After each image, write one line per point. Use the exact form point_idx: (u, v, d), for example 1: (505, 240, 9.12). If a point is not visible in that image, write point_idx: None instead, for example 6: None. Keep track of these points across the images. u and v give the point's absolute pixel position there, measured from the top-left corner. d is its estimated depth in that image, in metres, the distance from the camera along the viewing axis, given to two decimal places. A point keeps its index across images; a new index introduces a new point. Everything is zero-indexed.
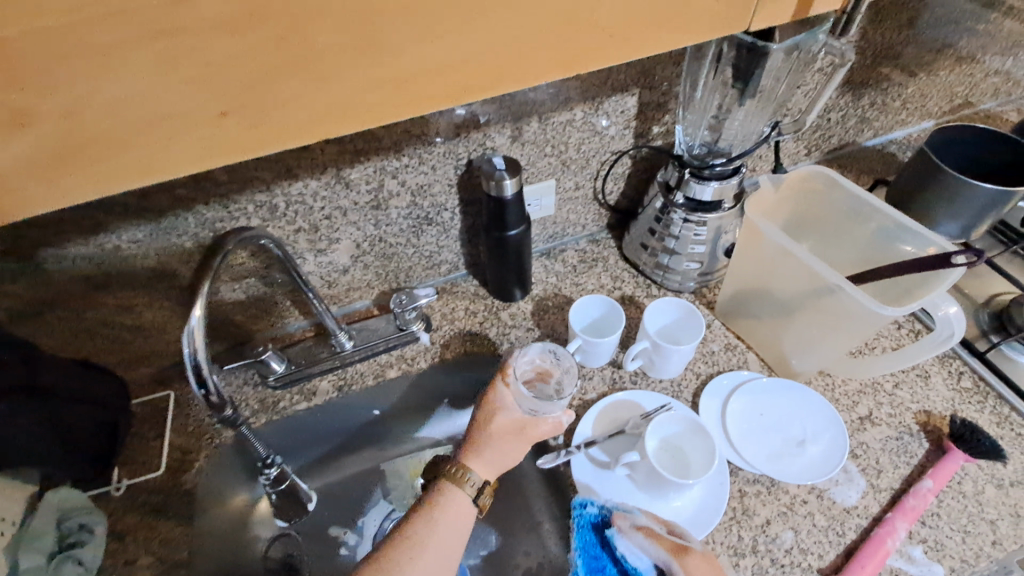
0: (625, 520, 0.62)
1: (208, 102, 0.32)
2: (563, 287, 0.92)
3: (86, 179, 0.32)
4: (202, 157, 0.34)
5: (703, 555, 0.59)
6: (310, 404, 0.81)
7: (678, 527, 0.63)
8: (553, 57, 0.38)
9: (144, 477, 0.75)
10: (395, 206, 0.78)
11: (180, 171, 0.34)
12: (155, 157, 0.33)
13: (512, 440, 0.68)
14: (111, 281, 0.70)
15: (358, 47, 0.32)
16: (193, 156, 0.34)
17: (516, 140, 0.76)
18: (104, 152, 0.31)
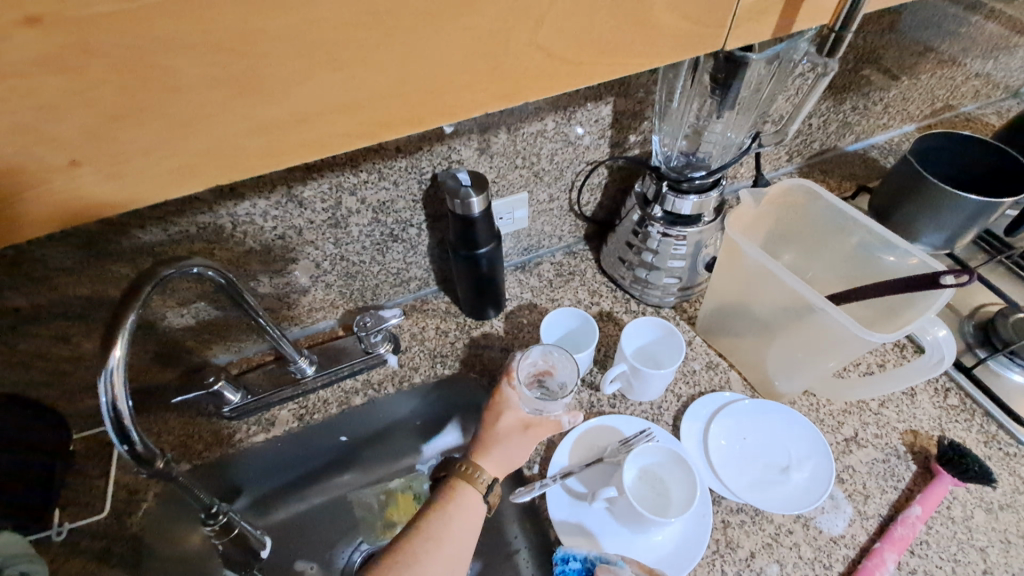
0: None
1: (52, 154, 0.27)
2: (539, 302, 0.88)
3: None
4: (57, 210, 0.30)
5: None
6: (269, 435, 0.76)
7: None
8: (481, 85, 0.35)
9: (86, 521, 0.69)
10: (355, 223, 0.73)
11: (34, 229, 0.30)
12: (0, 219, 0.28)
13: (518, 437, 0.65)
14: (41, 312, 0.64)
15: (235, 84, 0.29)
16: (45, 211, 0.29)
17: (484, 152, 0.72)
18: None
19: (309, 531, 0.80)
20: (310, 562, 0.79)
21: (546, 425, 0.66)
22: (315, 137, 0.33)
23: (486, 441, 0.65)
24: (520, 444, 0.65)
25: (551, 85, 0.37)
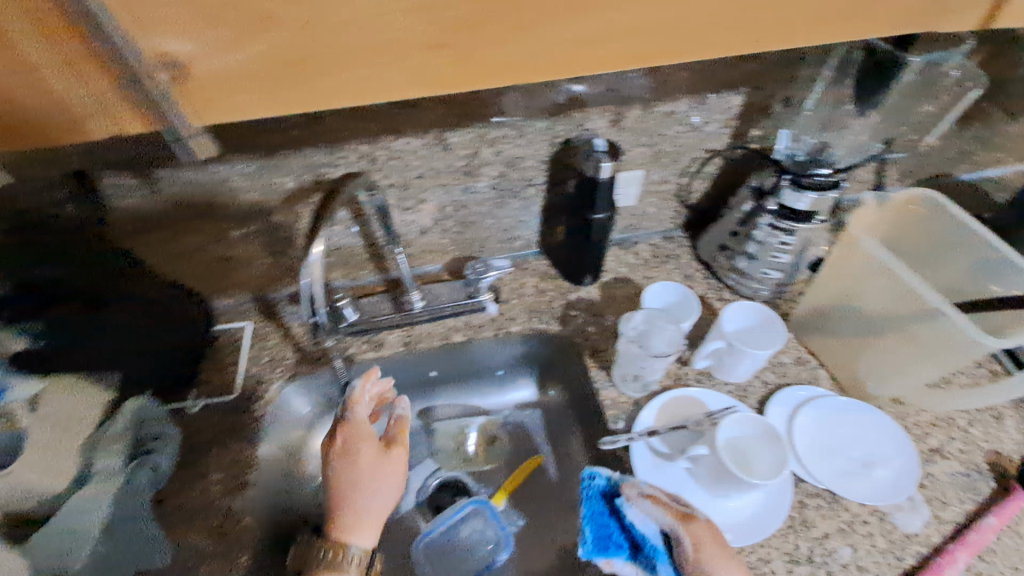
0: (635, 489, 0.65)
1: (428, 38, 0.47)
2: (634, 277, 0.92)
3: (328, 83, 0.48)
4: (401, 83, 0.50)
5: (708, 523, 0.62)
6: (378, 353, 0.84)
7: (682, 499, 0.66)
8: (672, 43, 0.54)
9: (219, 399, 0.78)
10: (486, 174, 0.79)
11: (385, 92, 0.51)
12: (366, 79, 0.49)
13: (366, 497, 0.67)
14: (213, 211, 0.73)
15: (545, 19, 0.48)
16: (395, 82, 0.50)
17: (617, 124, 0.76)
18: (344, 65, 0.47)
19: None
20: None
21: (389, 464, 0.70)
22: (550, 60, 0.52)
23: (349, 511, 0.66)
24: (371, 499, 0.67)
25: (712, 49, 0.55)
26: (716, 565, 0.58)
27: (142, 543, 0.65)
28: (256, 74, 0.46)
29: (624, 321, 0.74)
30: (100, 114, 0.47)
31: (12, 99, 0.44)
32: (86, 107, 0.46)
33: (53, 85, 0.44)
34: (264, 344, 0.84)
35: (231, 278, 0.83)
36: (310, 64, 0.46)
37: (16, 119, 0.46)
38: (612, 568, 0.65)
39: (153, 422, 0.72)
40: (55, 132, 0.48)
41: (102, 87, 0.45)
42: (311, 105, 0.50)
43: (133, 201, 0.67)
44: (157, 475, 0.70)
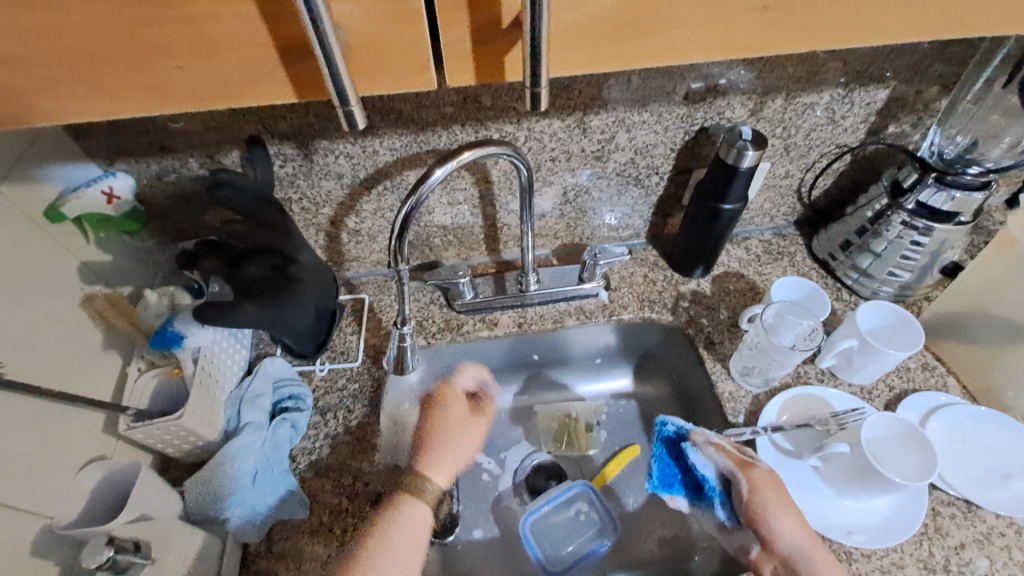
0: (701, 434, 0.66)
1: None
2: (746, 272, 0.90)
3: (622, 51, 0.39)
4: (708, 48, 0.40)
5: (769, 472, 0.62)
6: (492, 332, 0.86)
7: (750, 452, 0.66)
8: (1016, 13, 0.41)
9: (343, 365, 0.81)
10: (615, 159, 0.80)
11: (683, 59, 0.41)
12: (680, 39, 0.39)
13: (450, 450, 0.70)
14: (358, 182, 0.76)
15: None
16: (702, 47, 0.40)
17: (755, 114, 0.76)
18: (649, 28, 0.38)
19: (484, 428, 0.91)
20: (488, 459, 0.89)
21: (476, 423, 0.74)
22: (889, 26, 0.41)
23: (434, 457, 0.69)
24: (452, 452, 0.70)
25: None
26: (770, 509, 0.58)
27: (288, 496, 0.67)
28: (566, 36, 0.38)
29: (767, 309, 0.74)
30: (460, 66, 0.39)
31: (363, 43, 0.36)
32: (462, 59, 0.38)
33: (424, 34, 0.36)
34: (382, 315, 0.86)
35: (356, 249, 0.86)
36: (615, 29, 0.38)
37: (363, 75, 0.38)
38: (675, 504, 0.68)
39: (289, 382, 0.75)
40: (390, 82, 0.39)
41: (468, 33, 0.37)
42: (612, 65, 0.40)
43: (290, 169, 0.73)
44: (295, 433, 0.72)
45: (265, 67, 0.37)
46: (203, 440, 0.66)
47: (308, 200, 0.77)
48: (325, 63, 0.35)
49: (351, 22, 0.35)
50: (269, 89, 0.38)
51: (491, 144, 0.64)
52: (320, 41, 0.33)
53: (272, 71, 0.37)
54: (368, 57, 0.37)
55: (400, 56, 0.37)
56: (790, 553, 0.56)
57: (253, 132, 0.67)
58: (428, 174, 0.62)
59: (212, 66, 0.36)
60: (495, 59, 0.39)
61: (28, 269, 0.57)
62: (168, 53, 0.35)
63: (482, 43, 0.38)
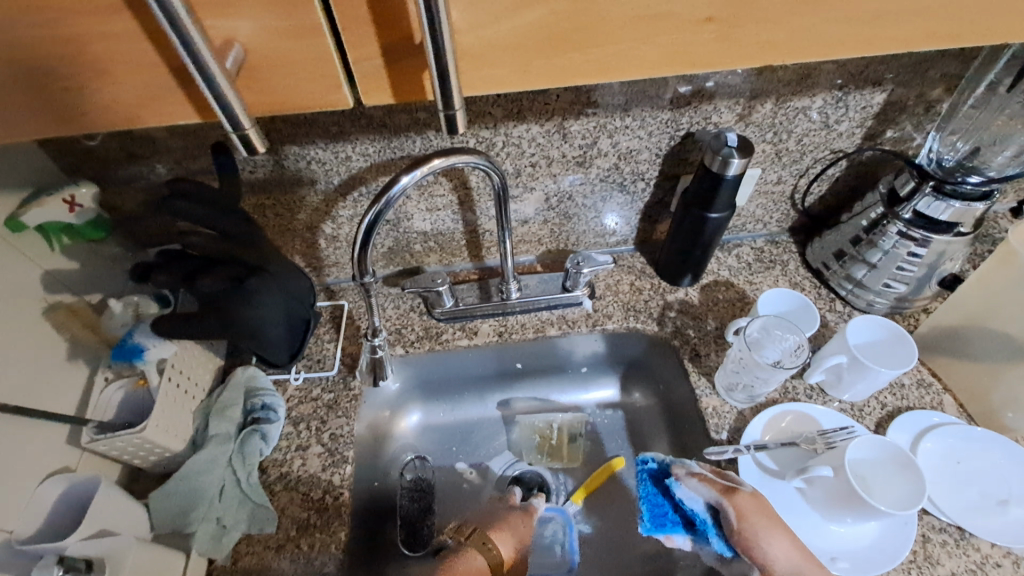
0: (681, 467, 0.65)
1: (702, 9, 0.39)
2: (736, 281, 0.87)
3: (561, 63, 0.41)
4: (648, 65, 0.42)
5: (753, 493, 0.60)
6: (471, 341, 0.84)
7: (733, 475, 0.64)
8: (933, 30, 0.42)
9: (319, 374, 0.79)
10: (598, 165, 0.77)
11: (624, 74, 0.43)
12: (616, 55, 0.41)
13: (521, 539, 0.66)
14: (332, 188, 0.75)
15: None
16: (641, 64, 0.42)
17: (744, 119, 0.73)
18: (585, 41, 0.40)
19: (465, 436, 0.88)
20: (470, 468, 0.86)
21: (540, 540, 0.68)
22: (805, 43, 0.42)
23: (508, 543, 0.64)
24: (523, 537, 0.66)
25: (954, 35, 0.43)
26: (762, 534, 0.57)
27: (256, 510, 0.67)
28: (509, 48, 0.40)
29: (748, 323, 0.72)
30: (376, 85, 0.42)
31: (261, 65, 0.40)
32: (379, 79, 0.42)
33: (330, 51, 0.39)
34: (360, 323, 0.85)
35: (334, 254, 0.84)
36: (555, 44, 0.40)
37: (264, 95, 0.42)
38: (673, 542, 0.64)
39: (261, 392, 0.74)
40: (302, 99, 0.42)
41: (379, 55, 0.40)
42: (546, 81, 0.43)
43: (261, 172, 0.71)
44: (266, 445, 0.71)
45: (161, 89, 0.40)
46: (169, 452, 0.65)
47: (281, 205, 0.76)
48: (205, 86, 0.37)
49: (251, 46, 0.38)
50: (166, 105, 0.41)
51: (456, 154, 0.62)
52: (201, 70, 0.36)
53: (168, 93, 0.40)
54: (262, 71, 0.40)
55: (309, 77, 0.41)
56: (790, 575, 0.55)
57: (220, 138, 0.66)
58: (394, 181, 0.60)
59: (109, 91, 0.39)
60: (407, 78, 0.42)
61: None
62: (60, 76, 0.38)
63: (394, 63, 0.41)
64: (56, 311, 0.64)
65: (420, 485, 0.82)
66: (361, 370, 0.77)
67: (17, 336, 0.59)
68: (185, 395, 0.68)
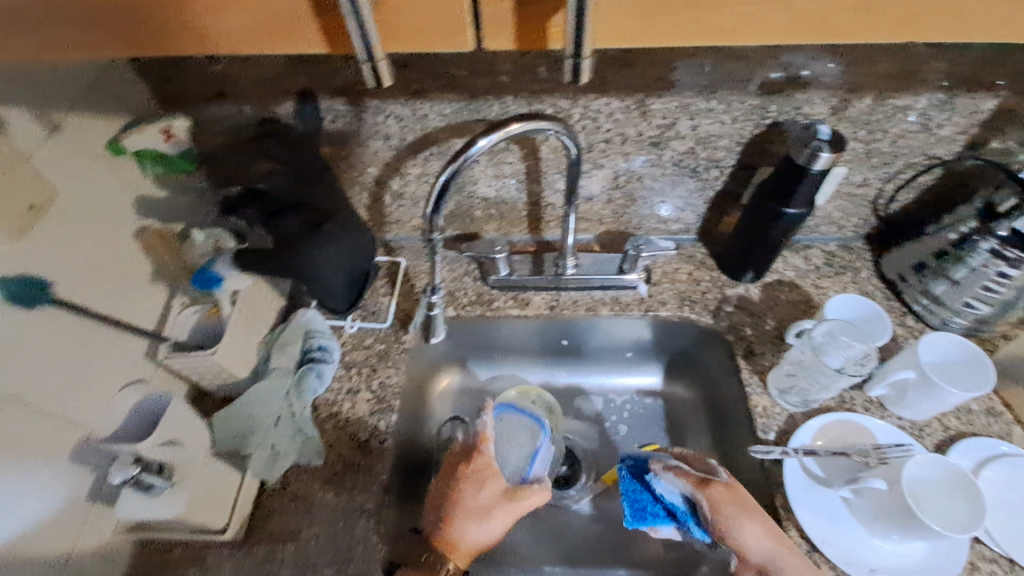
0: (659, 464, 0.65)
1: None
2: (802, 283, 0.84)
3: (692, 22, 0.41)
4: (783, 32, 0.41)
5: (726, 484, 0.62)
6: (522, 312, 0.85)
7: (709, 462, 0.65)
8: None
9: (372, 326, 0.82)
10: (673, 147, 0.75)
11: (755, 40, 0.42)
12: (749, 16, 0.40)
13: (483, 514, 0.63)
14: (406, 145, 0.76)
15: None
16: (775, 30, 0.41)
17: (836, 112, 0.70)
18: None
19: None
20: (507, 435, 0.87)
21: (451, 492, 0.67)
22: (958, 19, 0.40)
23: (460, 528, 0.62)
24: (490, 533, 0.62)
25: None
26: (734, 525, 0.59)
27: (305, 443, 0.70)
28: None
29: (812, 334, 0.70)
30: (500, 31, 0.43)
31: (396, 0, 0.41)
32: (504, 24, 0.42)
33: None
34: (415, 282, 0.87)
35: (397, 212, 0.86)
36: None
37: (393, 32, 0.42)
38: (659, 532, 0.66)
39: (320, 335, 0.78)
40: (429, 40, 0.43)
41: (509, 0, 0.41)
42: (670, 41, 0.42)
43: (338, 124, 0.73)
44: (320, 384, 0.74)
45: (291, 16, 0.41)
46: (232, 379, 0.69)
47: (353, 158, 0.77)
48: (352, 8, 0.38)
49: None
50: (297, 37, 0.43)
51: (536, 120, 0.61)
52: None
53: (299, 21, 0.42)
54: (396, 8, 0.41)
55: (436, 18, 0.41)
56: (762, 561, 0.58)
57: (307, 85, 0.68)
58: (472, 142, 0.60)
59: (243, 14, 0.41)
60: (538, 22, 0.42)
61: (83, 198, 0.59)
62: None
63: (522, 7, 0.41)
64: (145, 234, 0.68)
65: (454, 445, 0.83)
66: (413, 324, 0.82)
67: (111, 254, 0.63)
68: (251, 326, 0.72)
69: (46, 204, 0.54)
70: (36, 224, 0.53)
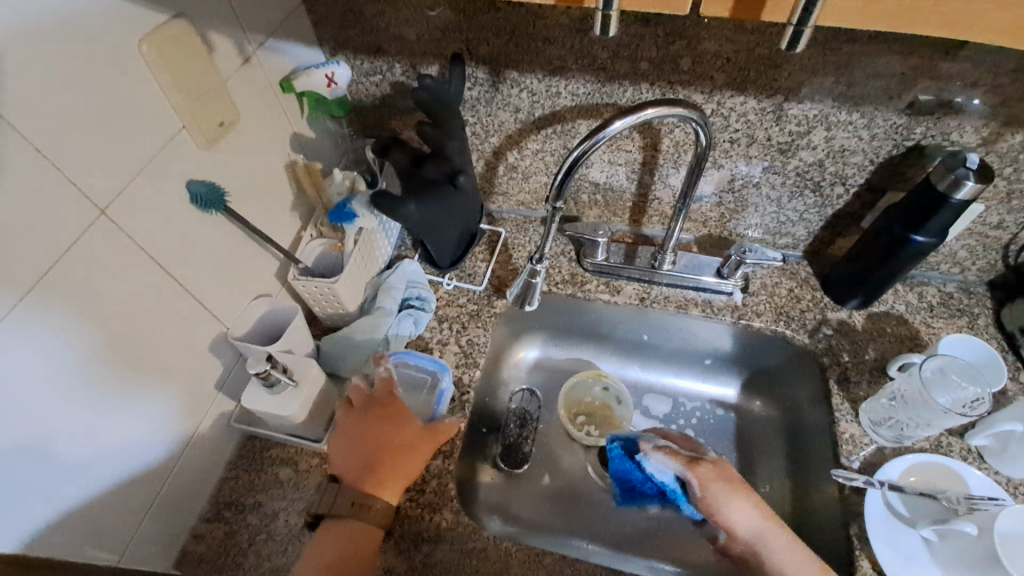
0: (646, 444, 0.65)
1: None
2: (911, 318, 0.80)
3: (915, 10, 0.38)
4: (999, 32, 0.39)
5: (713, 463, 0.63)
6: (612, 298, 0.86)
7: (697, 443, 0.68)
8: None
9: (468, 287, 0.86)
10: (800, 157, 0.74)
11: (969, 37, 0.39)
12: (969, 12, 0.38)
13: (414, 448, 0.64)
14: (533, 120, 0.79)
15: None
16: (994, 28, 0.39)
17: (989, 144, 0.67)
18: None
19: None
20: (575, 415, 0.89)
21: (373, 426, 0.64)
22: None
23: (391, 463, 0.62)
24: (419, 463, 0.64)
25: None
26: (722, 502, 0.61)
27: None
28: None
29: (924, 368, 0.66)
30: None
31: None
32: None
33: None
34: (512, 252, 0.91)
35: (508, 184, 0.90)
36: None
37: None
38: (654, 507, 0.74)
39: (420, 286, 0.83)
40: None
41: None
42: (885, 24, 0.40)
43: (475, 92, 0.77)
44: (414, 330, 0.80)
45: None
46: (344, 309, 0.76)
47: (480, 126, 0.82)
48: None
49: None
50: None
51: (673, 107, 0.62)
52: None
53: None
54: None
55: None
56: (752, 537, 0.61)
57: (457, 50, 0.73)
58: (608, 124, 0.62)
59: None
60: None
61: (257, 124, 0.68)
62: None
63: None
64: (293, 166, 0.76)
65: (523, 416, 0.89)
66: (512, 291, 0.81)
67: (266, 179, 0.71)
68: (366, 265, 0.78)
69: (233, 122, 0.63)
70: (223, 138, 0.62)
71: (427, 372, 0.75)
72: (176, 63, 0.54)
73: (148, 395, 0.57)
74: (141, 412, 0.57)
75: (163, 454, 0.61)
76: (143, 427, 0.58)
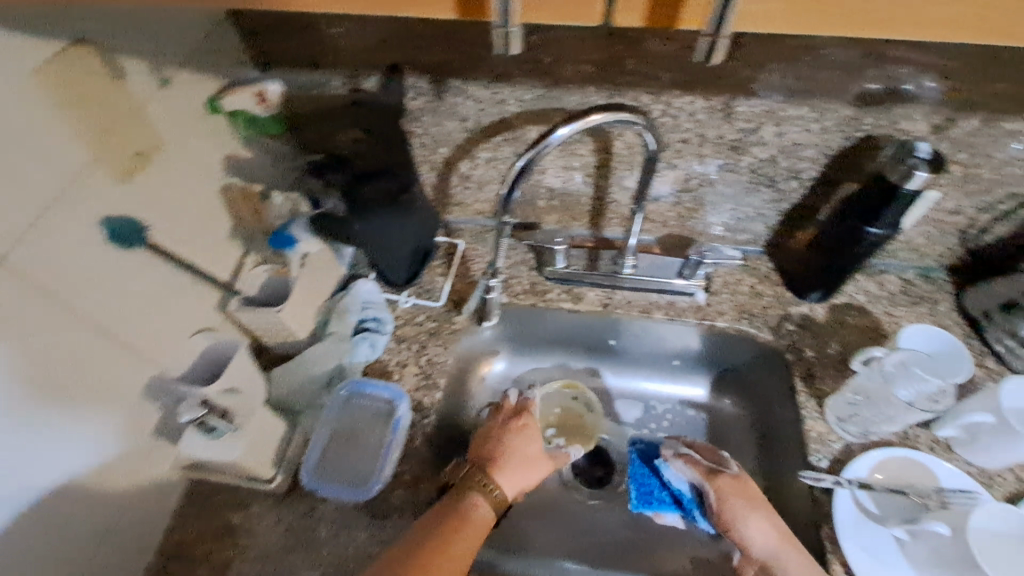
0: (669, 451, 0.73)
1: None
2: (873, 309, 0.80)
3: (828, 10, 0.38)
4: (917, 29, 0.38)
5: (734, 477, 0.66)
6: (575, 306, 0.84)
7: (721, 455, 0.70)
8: None
9: (426, 304, 0.83)
10: (753, 154, 0.73)
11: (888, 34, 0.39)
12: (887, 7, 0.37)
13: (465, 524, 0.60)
14: (481, 128, 0.76)
15: None
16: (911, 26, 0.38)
17: (938, 132, 0.66)
18: None
19: None
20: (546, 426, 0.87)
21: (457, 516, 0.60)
22: None
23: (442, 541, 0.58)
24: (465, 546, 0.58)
25: None
26: (739, 515, 0.63)
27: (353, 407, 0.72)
28: None
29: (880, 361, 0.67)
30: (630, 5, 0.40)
31: None
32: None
33: None
34: (471, 264, 0.88)
35: (462, 194, 0.87)
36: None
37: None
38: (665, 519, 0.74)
39: (376, 306, 0.79)
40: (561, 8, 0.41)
41: None
42: (803, 26, 0.39)
43: (418, 103, 0.74)
44: (370, 353, 0.76)
45: None
46: (293, 337, 0.72)
47: (427, 137, 0.79)
48: None
49: None
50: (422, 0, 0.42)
51: (618, 111, 0.60)
52: None
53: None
54: None
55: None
56: (766, 556, 0.60)
57: (395, 61, 0.69)
58: (553, 131, 0.60)
59: None
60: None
61: (182, 151, 0.64)
62: None
63: None
64: (228, 191, 0.72)
65: None
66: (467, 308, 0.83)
67: (198, 206, 0.67)
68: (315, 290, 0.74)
69: (150, 151, 0.59)
70: (140, 169, 0.58)
71: (382, 401, 0.73)
72: (77, 92, 0.50)
73: (73, 452, 0.54)
74: (66, 471, 0.53)
75: (97, 514, 0.57)
76: (70, 488, 0.54)
